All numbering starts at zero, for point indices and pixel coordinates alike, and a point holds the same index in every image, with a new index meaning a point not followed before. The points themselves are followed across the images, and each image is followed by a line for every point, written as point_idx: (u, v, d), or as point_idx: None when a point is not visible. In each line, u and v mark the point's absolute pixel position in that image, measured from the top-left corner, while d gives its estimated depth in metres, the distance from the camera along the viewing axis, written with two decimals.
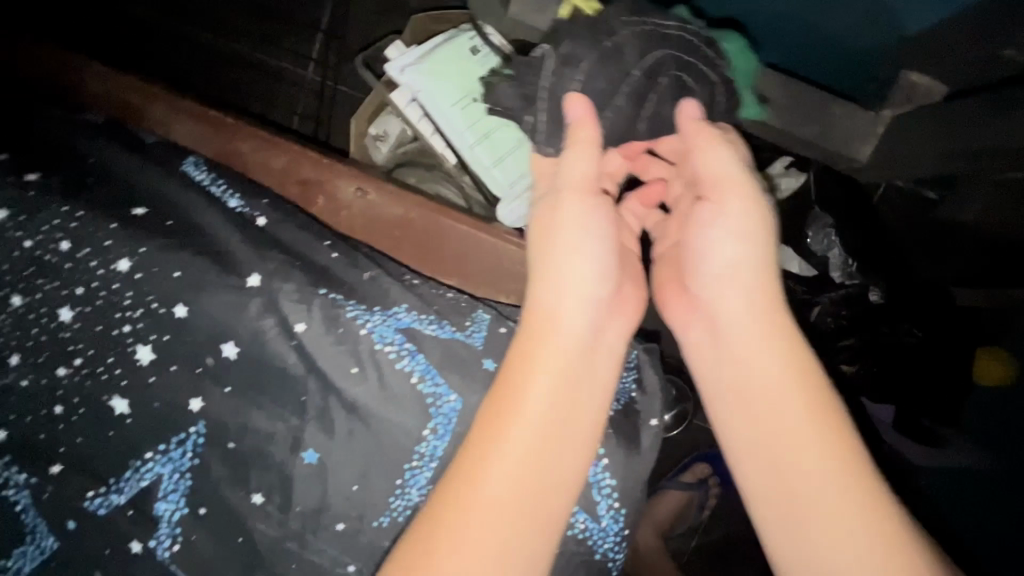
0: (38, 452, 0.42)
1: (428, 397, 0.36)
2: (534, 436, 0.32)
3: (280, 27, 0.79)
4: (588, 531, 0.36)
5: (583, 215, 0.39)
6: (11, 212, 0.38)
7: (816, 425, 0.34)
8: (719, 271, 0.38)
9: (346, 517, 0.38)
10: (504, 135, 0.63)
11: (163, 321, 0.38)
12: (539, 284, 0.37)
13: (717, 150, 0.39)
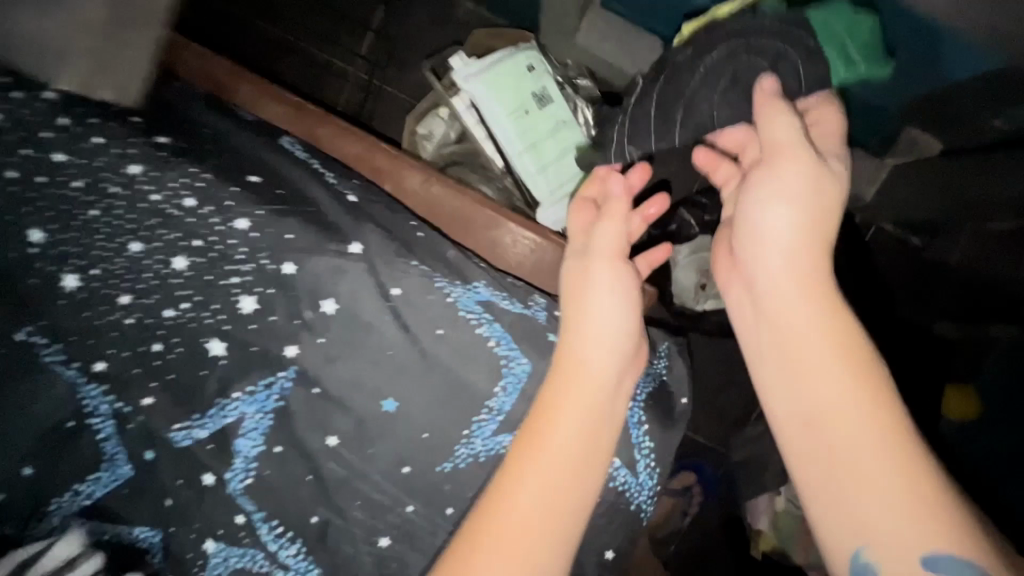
0: (132, 385, 0.47)
1: (502, 359, 0.43)
2: (576, 453, 0.36)
3: (342, 26, 0.85)
4: (627, 484, 0.43)
5: (611, 279, 0.42)
6: (144, 167, 0.45)
7: (855, 381, 0.34)
8: (772, 235, 0.39)
9: (413, 461, 0.44)
10: (549, 147, 0.70)
11: (271, 276, 0.43)
12: (570, 328, 0.41)
13: (782, 118, 0.39)
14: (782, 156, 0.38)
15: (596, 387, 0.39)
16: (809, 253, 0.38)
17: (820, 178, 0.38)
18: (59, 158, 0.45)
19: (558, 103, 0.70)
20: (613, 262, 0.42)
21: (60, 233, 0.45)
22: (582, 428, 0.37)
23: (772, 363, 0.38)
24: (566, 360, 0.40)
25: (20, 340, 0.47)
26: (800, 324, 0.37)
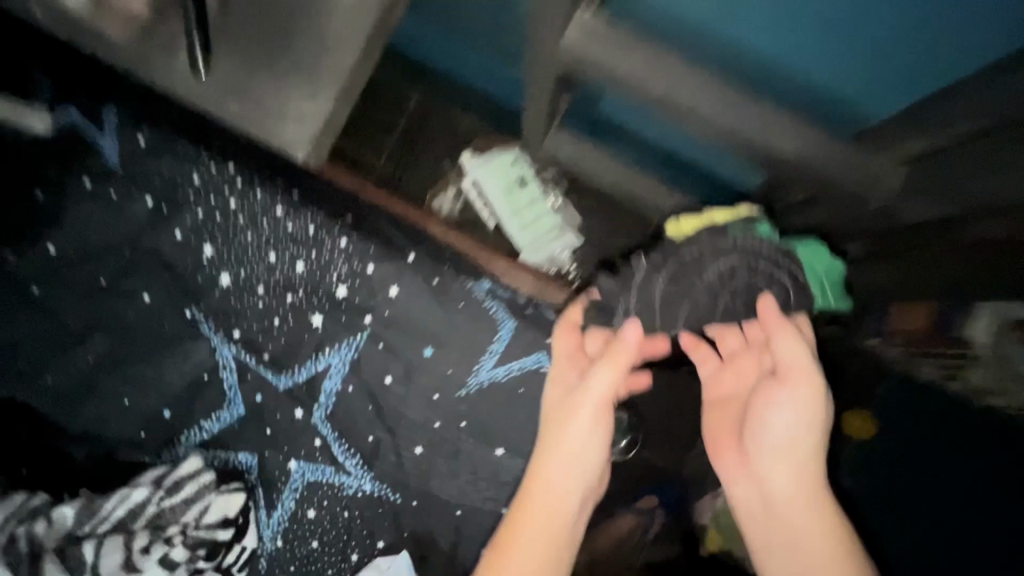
0: (256, 346, 0.72)
1: (498, 318, 0.69)
2: (542, 546, 0.55)
3: (366, 116, 1.11)
4: None
5: (595, 421, 0.58)
6: (287, 209, 0.72)
7: (821, 536, 0.51)
8: (777, 439, 0.53)
9: (440, 390, 0.69)
10: (527, 214, 1.04)
11: (360, 273, 0.71)
12: (549, 456, 0.59)
13: (791, 342, 0.53)
14: (792, 378, 0.53)
15: (568, 506, 0.58)
16: (808, 452, 0.53)
17: (823, 404, 0.52)
18: (230, 203, 0.72)
19: (535, 184, 1.05)
20: (598, 409, 0.58)
21: (224, 249, 0.72)
22: (562, 535, 0.57)
23: (771, 527, 0.53)
24: (537, 482, 0.58)
25: (188, 316, 0.73)
26: (801, 506, 0.52)
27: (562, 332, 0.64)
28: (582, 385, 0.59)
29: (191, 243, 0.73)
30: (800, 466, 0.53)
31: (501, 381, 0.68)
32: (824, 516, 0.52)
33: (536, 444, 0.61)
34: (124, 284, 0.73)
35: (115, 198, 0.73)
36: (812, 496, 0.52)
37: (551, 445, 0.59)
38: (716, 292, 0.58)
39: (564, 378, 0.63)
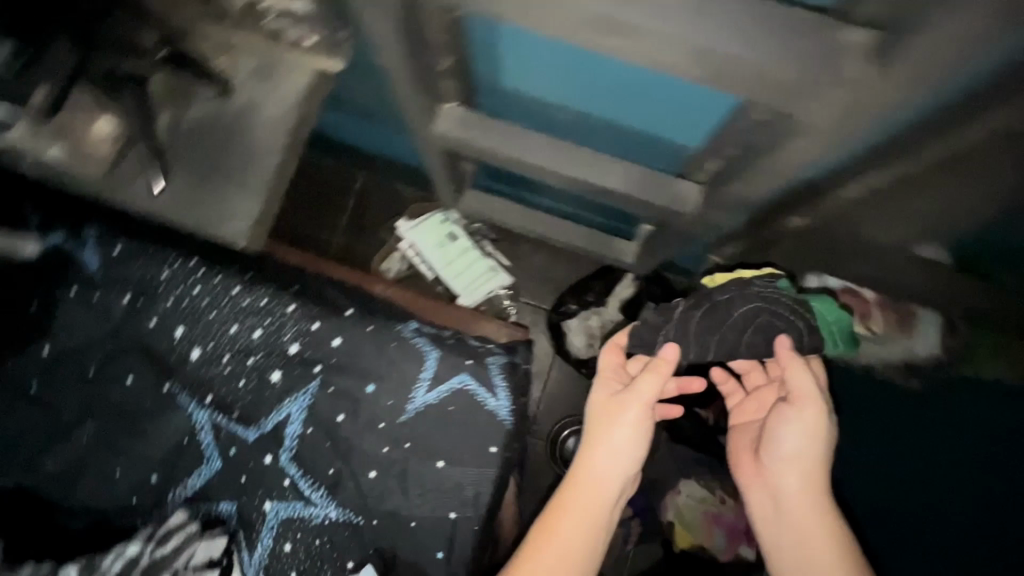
0: (226, 406, 0.85)
1: (424, 350, 0.83)
2: (584, 521, 0.74)
3: (317, 202, 1.29)
4: (494, 404, 0.81)
5: (635, 421, 0.78)
6: (243, 288, 0.87)
7: (815, 520, 0.75)
8: (782, 451, 0.77)
9: (385, 419, 0.82)
10: (460, 264, 1.22)
11: (307, 330, 0.85)
12: (597, 452, 0.77)
13: (804, 377, 0.75)
14: (807, 407, 0.75)
15: (610, 485, 0.76)
16: (813, 457, 0.76)
17: (824, 423, 0.76)
18: (197, 290, 0.87)
19: (463, 237, 1.23)
20: (642, 410, 0.78)
21: (193, 328, 0.86)
22: (600, 512, 0.75)
23: (785, 514, 0.76)
24: (585, 467, 0.76)
25: (166, 390, 0.85)
26: (797, 494, 0.76)
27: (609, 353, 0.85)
28: (630, 390, 0.78)
29: (165, 327, 0.87)
30: (795, 467, 0.76)
31: (435, 404, 0.81)
32: (821, 500, 0.76)
33: (584, 441, 0.79)
34: (110, 370, 0.86)
35: (99, 299, 0.87)
36: (809, 488, 0.76)
37: (601, 439, 0.77)
38: (744, 326, 0.76)
39: (610, 385, 0.82)
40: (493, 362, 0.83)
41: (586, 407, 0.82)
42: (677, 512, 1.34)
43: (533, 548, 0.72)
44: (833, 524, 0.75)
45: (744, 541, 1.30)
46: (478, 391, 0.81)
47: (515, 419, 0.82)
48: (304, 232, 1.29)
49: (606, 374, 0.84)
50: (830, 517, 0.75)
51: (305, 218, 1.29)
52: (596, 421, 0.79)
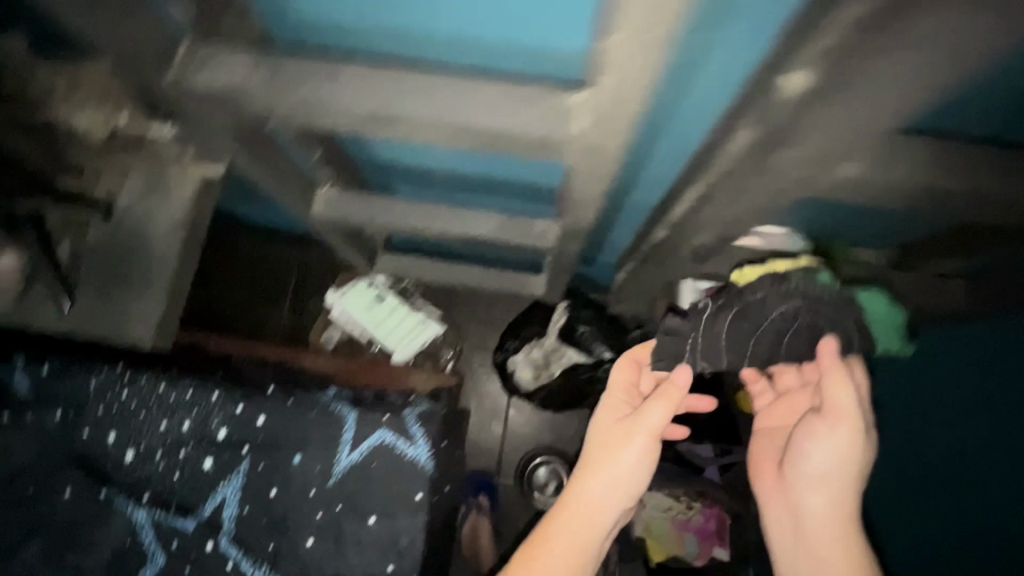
0: (163, 502, 0.87)
1: (342, 413, 0.88)
2: (580, 544, 0.78)
3: (251, 290, 1.35)
4: (415, 453, 0.86)
5: (639, 442, 0.80)
6: (167, 384, 0.92)
7: (828, 531, 0.76)
8: (808, 464, 0.76)
9: (315, 486, 0.85)
10: (390, 322, 1.28)
11: (232, 414, 0.89)
12: (604, 472, 0.80)
13: (841, 390, 0.72)
14: (844, 425, 0.73)
15: (606, 507, 0.80)
16: (843, 472, 0.75)
17: (864, 439, 0.73)
18: (124, 394, 0.91)
19: (390, 297, 1.29)
20: (650, 438, 0.79)
21: (123, 431, 0.90)
22: (592, 532, 0.79)
23: (800, 521, 0.78)
24: (578, 493, 0.80)
25: (104, 496, 0.87)
26: (819, 511, 0.77)
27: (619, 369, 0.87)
28: (640, 415, 0.80)
29: (98, 434, 0.90)
30: (822, 484, 0.76)
31: (359, 462, 0.86)
32: (846, 513, 0.76)
33: (589, 459, 0.82)
34: (47, 487, 0.88)
35: (31, 419, 0.89)
36: (836, 502, 0.76)
37: (605, 463, 0.80)
38: (781, 333, 0.74)
39: (620, 407, 0.85)
40: (409, 414, 0.88)
41: (595, 426, 0.84)
42: (646, 526, 1.37)
43: (535, 557, 0.78)
44: (853, 537, 0.76)
45: (716, 542, 1.35)
46: (397, 443, 0.86)
47: (437, 464, 0.87)
48: (244, 317, 1.34)
49: (618, 393, 0.86)
50: (852, 531, 0.76)
51: (243, 305, 1.35)
52: (605, 441, 0.82)
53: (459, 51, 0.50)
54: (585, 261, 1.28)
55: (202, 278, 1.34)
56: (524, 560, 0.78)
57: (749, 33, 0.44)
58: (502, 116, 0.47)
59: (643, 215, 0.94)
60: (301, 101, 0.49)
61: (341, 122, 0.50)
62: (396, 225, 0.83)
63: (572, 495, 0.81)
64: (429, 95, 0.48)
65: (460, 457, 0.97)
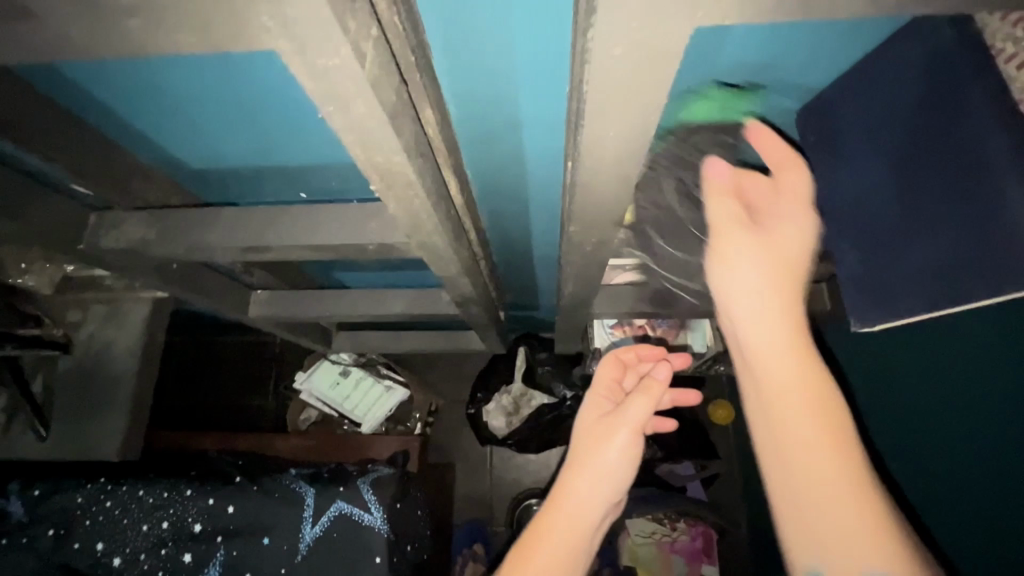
0: None
1: (301, 491, 0.97)
2: (562, 550, 0.64)
3: (216, 382, 1.41)
4: (369, 519, 0.95)
5: (617, 437, 0.71)
6: (146, 487, 0.99)
7: (804, 406, 0.50)
8: (741, 312, 0.52)
9: (284, 563, 0.93)
10: (357, 396, 1.38)
11: (206, 506, 0.97)
12: (582, 474, 0.70)
13: (723, 205, 0.50)
14: (762, 242, 0.50)
15: (593, 512, 0.68)
16: (778, 312, 0.51)
17: (795, 259, 0.51)
18: (108, 502, 0.98)
19: (355, 370, 1.39)
20: (633, 433, 0.71)
21: (107, 539, 0.95)
22: (579, 540, 0.66)
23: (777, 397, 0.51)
24: (565, 494, 0.69)
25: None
26: (773, 385, 0.51)
27: (602, 370, 0.80)
28: (618, 413, 0.72)
29: (86, 545, 0.95)
30: (757, 343, 0.52)
31: (321, 534, 0.94)
32: (811, 376, 0.51)
33: (569, 461, 0.72)
34: None
35: (20, 541, 0.94)
36: (785, 360, 0.51)
37: (586, 462, 0.70)
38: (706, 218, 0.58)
39: (600, 405, 0.76)
40: (362, 482, 0.98)
41: (574, 427, 0.76)
42: (632, 553, 1.35)
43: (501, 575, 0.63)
44: (832, 409, 0.50)
45: (704, 560, 1.35)
46: (353, 511, 0.95)
47: (392, 526, 0.96)
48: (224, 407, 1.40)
49: (598, 391, 0.78)
50: (826, 399, 0.50)
51: (222, 396, 1.41)
52: (584, 441, 0.73)
53: (332, 181, 0.66)
54: (532, 307, 1.36)
55: (183, 371, 1.42)
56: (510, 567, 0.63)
57: (540, 136, 0.60)
58: (346, 235, 0.57)
59: (556, 263, 1.03)
60: (189, 244, 0.60)
61: (225, 254, 0.61)
62: (324, 314, 0.94)
63: (554, 497, 0.69)
64: (287, 227, 0.59)
65: (421, 516, 1.06)
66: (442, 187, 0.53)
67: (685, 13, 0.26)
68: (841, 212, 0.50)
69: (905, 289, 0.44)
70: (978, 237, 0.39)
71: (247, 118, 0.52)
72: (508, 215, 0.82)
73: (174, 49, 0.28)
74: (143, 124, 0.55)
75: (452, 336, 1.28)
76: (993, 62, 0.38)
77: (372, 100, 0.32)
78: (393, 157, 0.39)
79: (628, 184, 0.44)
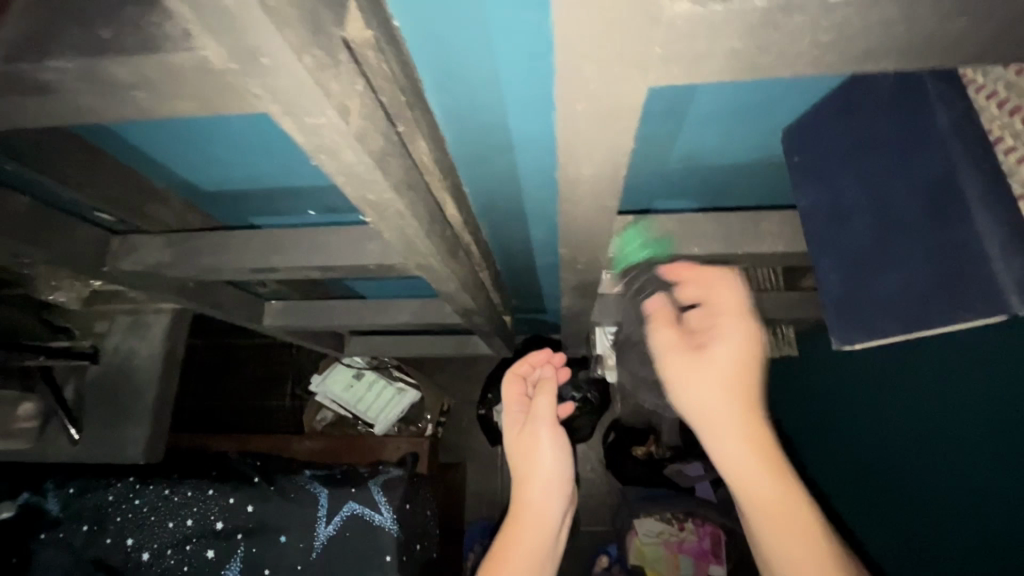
0: None
1: (317, 492, 1.02)
2: (528, 566, 0.64)
3: (233, 385, 1.46)
4: (381, 519, 0.99)
5: (540, 440, 0.72)
6: (171, 487, 1.04)
7: (782, 492, 0.55)
8: (709, 415, 0.57)
9: (300, 559, 0.97)
10: (369, 399, 1.42)
11: (229, 505, 1.02)
12: (526, 485, 0.71)
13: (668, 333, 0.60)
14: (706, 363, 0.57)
15: (553, 520, 0.69)
16: (735, 418, 0.56)
17: (740, 370, 0.56)
18: (136, 501, 1.03)
19: (368, 373, 1.44)
20: (551, 426, 0.73)
21: (135, 536, 1.00)
22: (546, 544, 0.67)
23: (760, 493, 0.55)
24: (524, 507, 0.69)
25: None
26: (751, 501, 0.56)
27: (504, 389, 0.80)
28: (533, 415, 0.74)
29: (116, 540, 1.00)
30: (731, 463, 0.57)
31: (334, 533, 0.98)
32: (789, 493, 0.55)
33: (513, 480, 0.72)
34: None
35: (56, 536, 1.00)
36: (762, 478, 0.55)
37: (530, 473, 0.71)
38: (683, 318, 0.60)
39: (516, 417, 0.77)
40: (374, 484, 1.03)
41: (505, 449, 0.75)
42: (638, 552, 1.37)
43: None
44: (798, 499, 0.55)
45: (711, 560, 1.34)
46: (364, 511, 1.00)
47: (402, 526, 1.00)
48: (244, 408, 1.45)
49: (509, 407, 0.78)
50: (793, 498, 0.55)
51: (242, 398, 1.46)
52: (518, 458, 0.73)
53: (335, 201, 0.68)
54: (538, 311, 1.39)
55: (204, 377, 1.47)
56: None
57: (533, 158, 0.62)
58: (349, 258, 0.61)
59: (558, 270, 1.05)
60: (204, 265, 0.64)
61: (234, 274, 0.65)
62: (333, 323, 0.98)
63: (512, 519, 0.69)
64: (294, 250, 0.63)
65: (430, 515, 1.12)
66: (436, 213, 0.55)
67: (639, 75, 0.28)
68: (822, 235, 0.51)
69: (884, 313, 0.45)
70: (946, 263, 0.40)
71: (252, 149, 0.55)
72: (506, 230, 0.85)
73: (177, 110, 0.32)
74: (158, 157, 0.58)
75: (459, 341, 1.31)
76: (965, 91, 0.41)
77: (359, 149, 0.35)
78: (383, 195, 0.42)
79: (609, 212, 0.46)
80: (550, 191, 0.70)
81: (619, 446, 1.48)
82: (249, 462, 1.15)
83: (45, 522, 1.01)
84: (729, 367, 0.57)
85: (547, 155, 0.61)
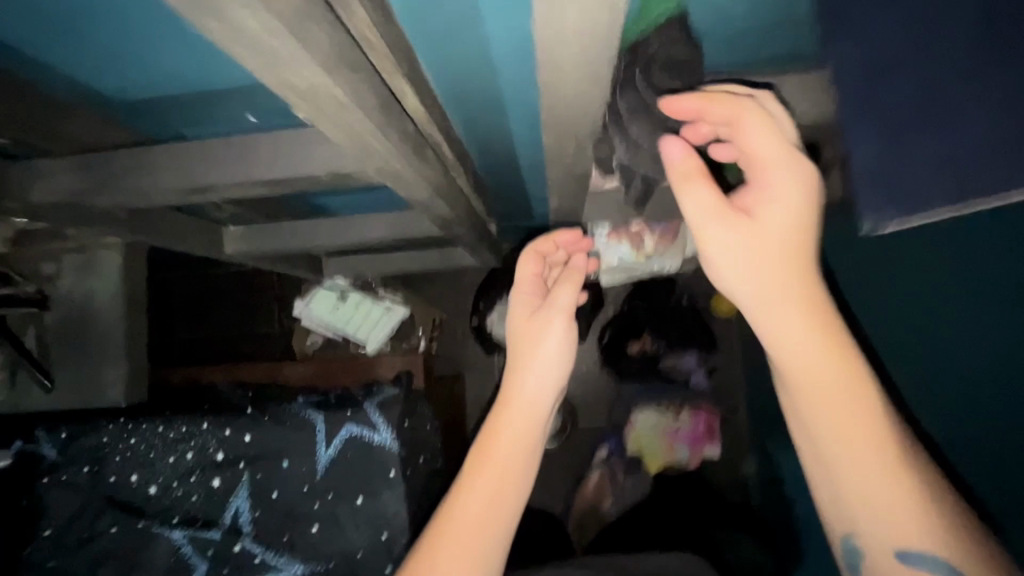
0: (191, 521, 0.97)
1: (313, 418, 1.01)
2: (518, 454, 0.59)
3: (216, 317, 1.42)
4: (380, 438, 0.99)
5: (547, 327, 0.62)
6: (165, 423, 1.02)
7: (841, 370, 0.56)
8: (737, 277, 0.56)
9: (306, 479, 0.98)
10: (356, 320, 1.38)
11: (228, 437, 1.01)
12: (525, 376, 0.62)
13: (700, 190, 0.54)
14: (759, 226, 0.54)
15: (543, 409, 0.62)
16: (775, 282, 0.55)
17: (794, 269, 0.55)
18: (132, 441, 1.01)
19: (353, 294, 1.39)
20: (568, 316, 0.63)
21: (138, 473, 1.00)
22: (538, 431, 0.61)
23: (808, 372, 0.56)
24: (516, 390, 0.62)
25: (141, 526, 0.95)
26: (816, 400, 0.56)
27: (521, 260, 0.67)
28: (550, 300, 0.63)
29: (121, 477, 1.00)
30: (836, 418, 0.56)
31: (336, 455, 0.99)
32: (846, 366, 0.56)
33: (508, 359, 0.64)
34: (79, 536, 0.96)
35: (60, 479, 0.99)
36: (859, 429, 0.56)
37: (528, 356, 0.62)
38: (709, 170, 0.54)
39: (528, 297, 0.66)
40: (369, 405, 1.01)
41: (506, 329, 0.66)
42: (636, 441, 1.46)
43: (461, 484, 0.58)
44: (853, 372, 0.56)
45: (704, 445, 1.45)
46: (363, 432, 0.99)
47: (402, 442, 1.00)
48: (232, 338, 1.42)
49: (522, 284, 0.67)
50: (849, 373, 0.56)
51: (229, 329, 1.42)
52: (521, 343, 0.64)
53: (275, 102, 0.58)
54: (525, 214, 1.29)
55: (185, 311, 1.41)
56: (452, 494, 0.58)
57: (505, 30, 0.50)
58: (297, 167, 0.52)
59: (544, 168, 0.94)
60: (130, 189, 0.55)
61: (168, 196, 0.56)
62: (303, 243, 0.90)
63: (504, 400, 0.62)
64: (230, 164, 0.53)
65: (430, 429, 1.13)
66: (390, 101, 0.45)
67: None
68: (858, 99, 0.49)
69: (933, 174, 0.47)
70: (998, 123, 0.45)
71: (148, 34, 0.43)
72: (481, 122, 0.74)
73: None
74: (40, 57, 0.47)
75: (442, 252, 1.24)
76: None
77: (255, 7, 0.25)
78: (310, 78, 0.32)
79: (600, 80, 0.37)
80: (531, 67, 0.59)
81: (613, 343, 1.48)
82: (241, 395, 1.13)
83: (44, 467, 0.99)
84: (765, 233, 0.54)
85: (522, 24, 0.49)
